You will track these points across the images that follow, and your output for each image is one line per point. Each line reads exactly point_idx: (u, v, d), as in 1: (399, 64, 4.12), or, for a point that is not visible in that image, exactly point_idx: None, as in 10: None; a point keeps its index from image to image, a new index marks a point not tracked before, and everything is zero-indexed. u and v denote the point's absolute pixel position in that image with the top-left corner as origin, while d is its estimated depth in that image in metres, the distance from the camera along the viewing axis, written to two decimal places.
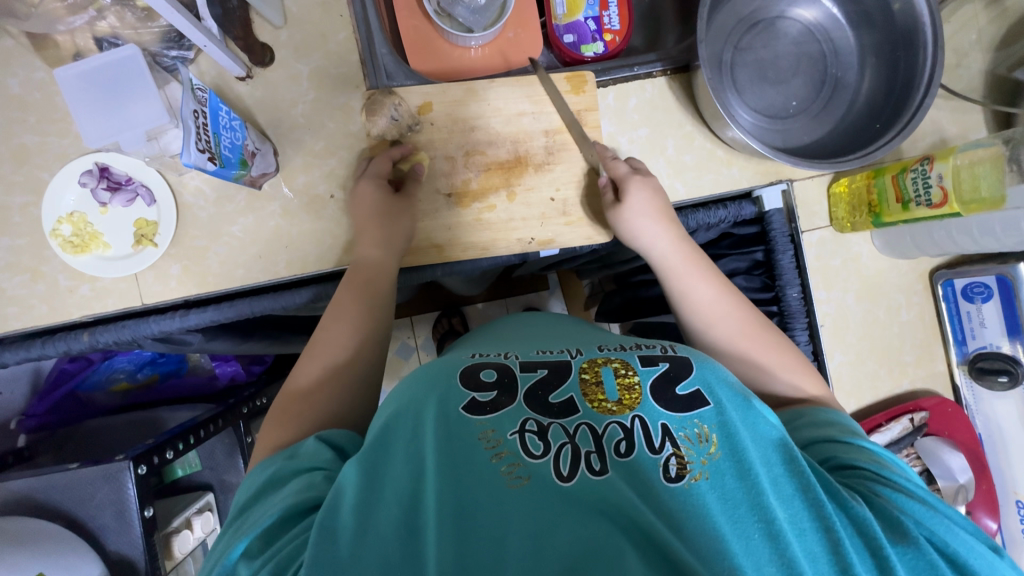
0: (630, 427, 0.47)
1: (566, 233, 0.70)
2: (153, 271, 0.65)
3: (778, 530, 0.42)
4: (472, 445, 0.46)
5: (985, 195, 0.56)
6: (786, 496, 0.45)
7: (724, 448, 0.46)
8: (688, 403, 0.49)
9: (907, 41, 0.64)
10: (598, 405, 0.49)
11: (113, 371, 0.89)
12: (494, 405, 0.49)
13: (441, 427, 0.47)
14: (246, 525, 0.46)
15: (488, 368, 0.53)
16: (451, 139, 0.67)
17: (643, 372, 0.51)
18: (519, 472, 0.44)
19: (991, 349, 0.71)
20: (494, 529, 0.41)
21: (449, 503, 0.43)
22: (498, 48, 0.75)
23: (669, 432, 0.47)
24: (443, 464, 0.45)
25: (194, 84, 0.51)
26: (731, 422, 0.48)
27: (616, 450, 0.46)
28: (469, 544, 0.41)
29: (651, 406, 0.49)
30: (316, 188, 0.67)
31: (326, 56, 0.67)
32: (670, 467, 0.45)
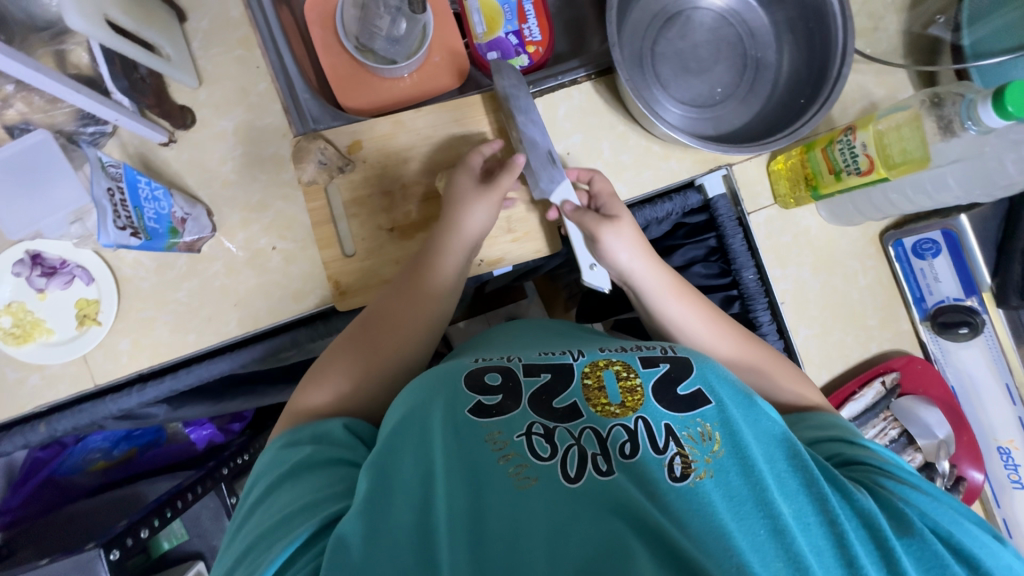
0: (634, 427, 0.47)
1: (514, 250, 0.69)
2: (101, 350, 0.64)
3: (784, 525, 0.42)
4: (479, 448, 0.46)
5: (911, 156, 0.56)
6: (791, 492, 0.45)
7: (728, 446, 0.46)
8: (690, 402, 0.48)
9: (817, 14, 0.64)
10: (602, 408, 0.48)
11: (88, 452, 0.86)
12: (500, 408, 0.49)
13: (448, 432, 0.47)
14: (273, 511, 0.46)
15: (492, 372, 0.52)
16: (385, 173, 0.67)
17: (644, 374, 0.50)
18: (527, 474, 0.44)
19: (950, 302, 0.71)
20: (506, 534, 0.41)
21: (463, 511, 0.43)
22: (426, 73, 0.77)
23: (672, 432, 0.46)
24: (454, 469, 0.45)
25: (105, 161, 0.50)
26: (734, 419, 0.47)
27: (621, 452, 0.46)
28: (482, 549, 0.41)
29: (653, 406, 0.48)
30: (257, 242, 0.66)
31: (247, 108, 0.66)
32: (675, 467, 0.44)
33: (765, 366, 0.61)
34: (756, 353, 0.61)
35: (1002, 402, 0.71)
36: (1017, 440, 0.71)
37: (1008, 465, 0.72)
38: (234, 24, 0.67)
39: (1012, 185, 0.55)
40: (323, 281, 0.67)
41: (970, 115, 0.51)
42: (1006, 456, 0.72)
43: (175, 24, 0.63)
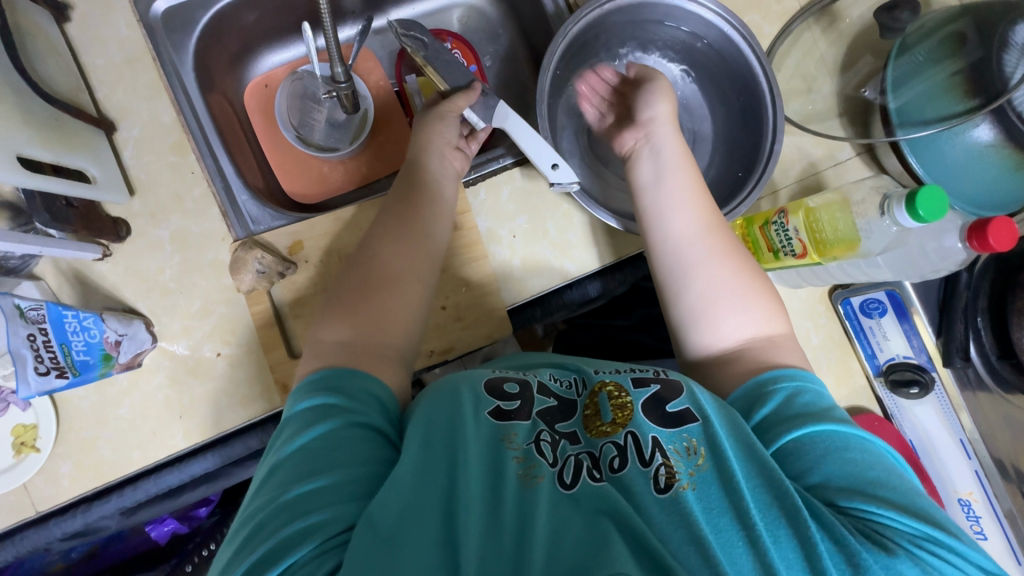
0: (623, 443, 0.51)
1: (464, 337, 0.69)
2: (41, 476, 0.62)
3: (758, 537, 0.45)
4: (500, 448, 0.50)
5: (842, 236, 0.56)
6: (762, 505, 0.47)
7: (712, 460, 0.49)
8: (677, 420, 0.51)
9: (747, 92, 0.65)
10: (596, 431, 0.53)
11: (45, 558, 0.84)
12: (517, 413, 0.53)
13: (476, 430, 0.51)
14: (299, 475, 0.46)
15: (511, 382, 0.56)
16: (328, 271, 0.66)
17: (635, 393, 0.54)
18: (536, 474, 0.48)
19: (900, 359, 0.72)
20: (518, 527, 0.44)
21: (482, 503, 0.46)
22: (371, 155, 0.78)
23: (659, 445, 0.50)
24: (475, 467, 0.48)
25: (23, 306, 0.51)
26: (718, 435, 0.50)
27: (610, 466, 0.50)
28: (496, 539, 0.44)
29: (641, 420, 0.52)
30: (201, 349, 0.65)
31: (183, 215, 0.66)
32: (659, 479, 0.48)
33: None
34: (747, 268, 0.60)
35: (958, 456, 0.72)
36: (975, 492, 0.72)
37: (970, 516, 0.72)
38: (167, 129, 0.66)
39: (937, 270, 0.60)
40: (270, 385, 0.65)
41: (885, 210, 0.53)
42: (967, 508, 0.72)
43: (102, 139, 0.63)
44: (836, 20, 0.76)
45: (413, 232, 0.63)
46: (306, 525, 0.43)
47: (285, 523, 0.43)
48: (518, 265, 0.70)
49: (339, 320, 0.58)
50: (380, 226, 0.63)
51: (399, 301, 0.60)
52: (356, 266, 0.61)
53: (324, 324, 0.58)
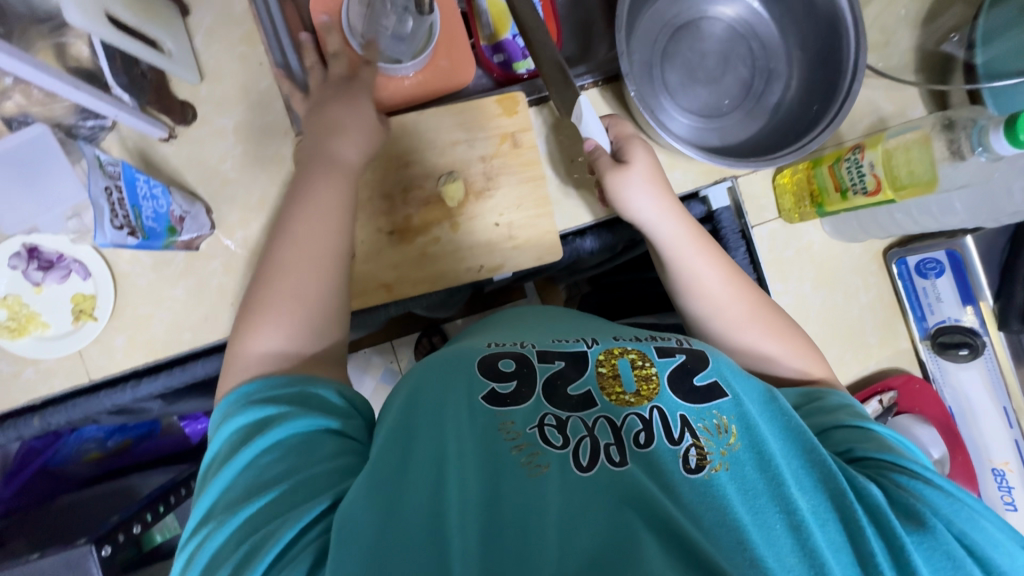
0: (649, 417, 0.50)
1: (514, 256, 0.69)
2: (97, 346, 0.63)
3: (799, 519, 0.46)
4: (493, 436, 0.49)
5: (918, 178, 0.55)
6: (806, 487, 0.48)
7: (744, 440, 0.49)
8: (706, 395, 0.52)
9: (828, 28, 0.63)
10: (616, 397, 0.52)
11: (83, 442, 0.87)
12: (514, 396, 0.52)
13: (467, 418, 0.51)
14: (265, 485, 0.47)
15: (506, 359, 0.55)
16: (387, 177, 0.67)
17: (659, 364, 0.54)
18: (539, 462, 0.48)
19: (951, 322, 0.71)
20: (518, 517, 0.45)
21: (476, 493, 0.46)
22: (430, 76, 0.72)
23: (687, 423, 0.50)
24: (468, 457, 0.48)
25: (102, 160, 0.50)
26: (748, 414, 0.51)
27: (635, 441, 0.49)
28: (496, 529, 0.44)
29: (668, 396, 0.51)
30: (255, 241, 0.65)
31: (249, 107, 0.66)
32: (690, 459, 0.48)
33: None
34: (768, 316, 0.63)
35: (999, 424, 0.72)
36: (1012, 462, 0.71)
37: (1001, 486, 0.72)
38: (238, 20, 0.66)
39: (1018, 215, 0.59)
40: None
41: (980, 142, 0.51)
42: (1000, 477, 0.72)
43: (177, 20, 0.63)
44: None
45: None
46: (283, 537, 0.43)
47: (252, 546, 0.43)
48: (573, 191, 0.70)
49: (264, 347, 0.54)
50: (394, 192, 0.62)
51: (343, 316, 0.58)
52: (270, 265, 0.57)
53: (258, 325, 0.54)
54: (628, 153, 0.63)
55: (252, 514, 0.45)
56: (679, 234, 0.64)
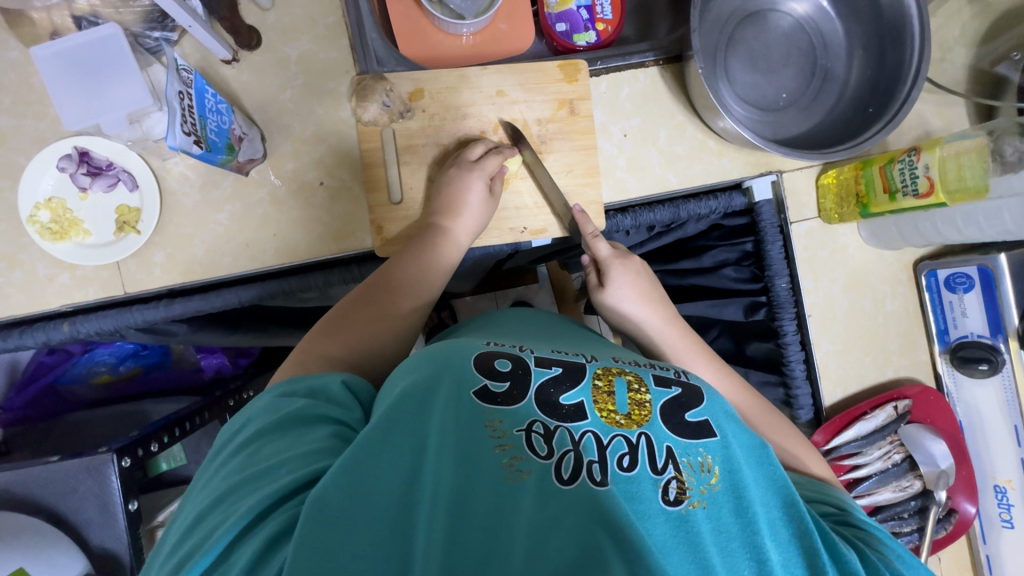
0: (635, 442, 0.42)
1: (558, 223, 0.69)
2: (136, 260, 0.63)
3: (769, 572, 0.38)
4: (477, 431, 0.41)
5: (967, 184, 0.57)
6: (783, 540, 0.41)
7: (726, 482, 0.41)
8: (696, 431, 0.43)
9: (894, 34, 0.65)
10: (606, 416, 0.43)
11: (94, 364, 0.85)
12: (506, 397, 0.44)
13: (449, 409, 0.43)
14: (255, 463, 0.43)
15: (503, 358, 0.47)
16: (442, 127, 0.67)
17: (655, 392, 0.46)
18: (521, 467, 0.39)
19: (973, 338, 0.73)
20: (487, 524, 0.37)
21: (448, 490, 0.38)
22: (486, 38, 0.72)
23: (673, 456, 0.41)
24: (447, 448, 0.41)
25: (179, 65, 0.50)
26: (737, 457, 0.43)
27: (618, 464, 0.40)
28: (461, 536, 0.36)
29: (658, 426, 0.43)
30: (305, 174, 0.65)
31: (314, 39, 0.66)
32: (669, 490, 0.40)
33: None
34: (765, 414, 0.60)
35: (1007, 443, 0.73)
36: (1015, 481, 0.73)
37: (1001, 503, 0.75)
38: None
39: None
40: (365, 225, 0.67)
41: None
42: (1001, 494, 0.74)
43: None
44: None
45: (466, 208, 0.63)
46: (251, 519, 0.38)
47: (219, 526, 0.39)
48: (622, 165, 0.71)
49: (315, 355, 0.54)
50: (433, 204, 0.64)
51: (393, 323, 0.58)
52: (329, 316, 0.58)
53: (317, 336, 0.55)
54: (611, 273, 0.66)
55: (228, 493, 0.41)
56: (669, 338, 0.64)
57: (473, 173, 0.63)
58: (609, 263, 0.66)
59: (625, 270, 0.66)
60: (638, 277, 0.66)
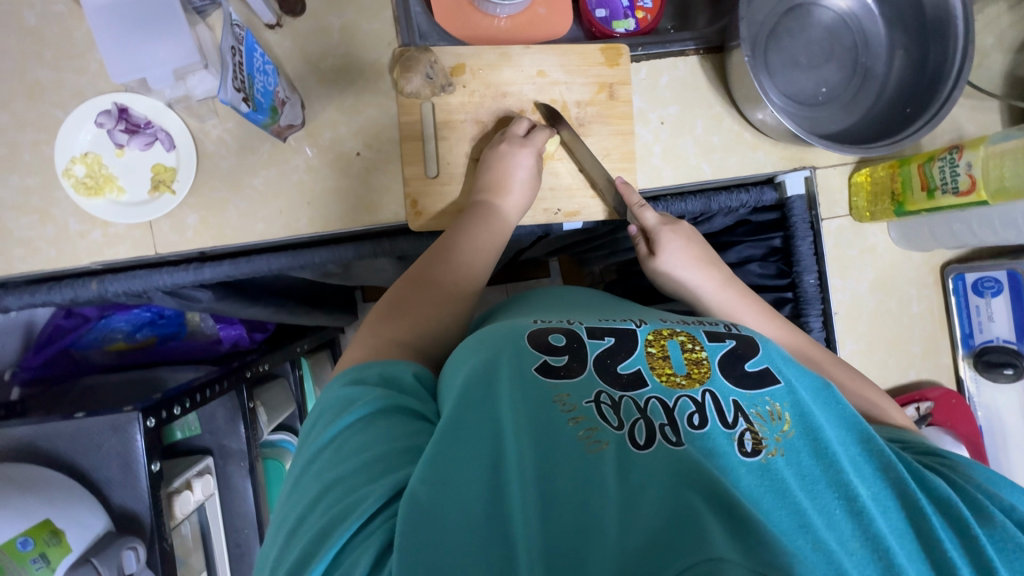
0: (701, 400, 0.45)
1: (591, 207, 0.69)
2: (169, 221, 0.62)
3: (859, 506, 0.40)
4: (548, 407, 0.45)
5: (1009, 184, 0.57)
6: (865, 474, 0.43)
7: (798, 426, 0.44)
8: (758, 380, 0.47)
9: (937, 34, 0.65)
10: (666, 379, 0.47)
11: (110, 330, 0.85)
12: (567, 370, 0.48)
13: (517, 389, 0.46)
14: (340, 455, 0.44)
15: (556, 333, 0.51)
16: (482, 104, 0.66)
17: (710, 348, 0.50)
18: (598, 439, 0.42)
19: (999, 342, 0.73)
20: (577, 497, 0.39)
21: (534, 465, 0.41)
22: (523, 22, 0.72)
23: (740, 408, 0.45)
24: (524, 428, 0.43)
25: (233, 20, 0.50)
26: (803, 401, 0.46)
27: (689, 422, 0.44)
28: (556, 510, 0.39)
29: (720, 381, 0.47)
30: (343, 144, 0.65)
31: (358, 10, 0.65)
32: (745, 442, 0.42)
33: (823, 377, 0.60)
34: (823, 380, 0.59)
35: None
36: None
37: None
38: None
39: None
40: (400, 199, 0.66)
41: None
42: None
43: None
44: None
45: (514, 184, 0.63)
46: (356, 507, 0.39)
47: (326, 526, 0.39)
48: (658, 152, 0.71)
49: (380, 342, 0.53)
50: (479, 181, 0.64)
51: (453, 300, 0.58)
52: (386, 301, 0.57)
53: (380, 322, 0.55)
54: (661, 243, 0.65)
55: (322, 486, 0.42)
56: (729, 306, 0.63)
57: (524, 149, 0.63)
58: (658, 231, 0.65)
59: (676, 237, 0.66)
60: (690, 246, 0.65)
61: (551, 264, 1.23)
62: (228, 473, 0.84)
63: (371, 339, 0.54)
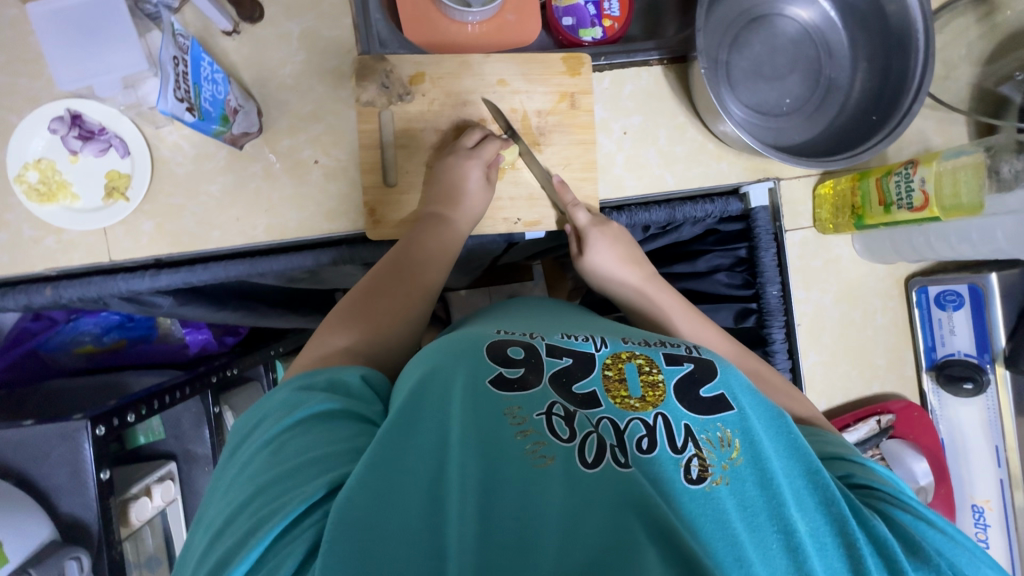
0: (652, 423, 0.43)
1: (551, 216, 0.69)
2: (123, 227, 0.62)
3: (797, 542, 0.39)
4: (499, 421, 0.43)
5: (962, 202, 0.57)
6: (807, 508, 0.42)
7: (747, 455, 0.42)
8: (711, 406, 0.45)
9: (900, 47, 0.65)
10: (621, 401, 0.45)
11: (78, 333, 0.83)
12: (522, 382, 0.46)
13: (469, 399, 0.44)
14: (281, 459, 0.43)
15: (515, 346, 0.49)
16: (441, 113, 0.66)
17: (667, 371, 0.47)
18: (544, 453, 0.41)
19: (960, 356, 0.73)
20: (517, 512, 0.38)
21: (476, 477, 0.39)
22: (493, 27, 0.71)
23: (691, 433, 0.43)
24: (470, 438, 0.41)
25: (176, 30, 0.50)
26: (755, 429, 0.44)
27: (637, 446, 0.42)
28: (493, 523, 0.37)
29: (674, 405, 0.45)
30: (300, 152, 0.65)
31: (317, 17, 0.65)
32: (691, 469, 0.41)
33: (775, 391, 0.60)
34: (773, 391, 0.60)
35: (987, 462, 0.73)
36: (992, 501, 0.73)
37: (977, 523, 0.75)
38: None
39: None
40: (358, 207, 0.66)
41: None
42: (978, 514, 0.75)
43: None
44: (995, 11, 0.74)
45: (465, 195, 0.63)
46: (288, 512, 0.39)
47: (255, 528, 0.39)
48: (620, 162, 0.71)
49: (327, 349, 0.53)
50: (431, 193, 0.64)
51: (405, 307, 0.58)
52: (337, 309, 0.57)
53: (328, 330, 0.55)
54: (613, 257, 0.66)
55: (255, 489, 0.41)
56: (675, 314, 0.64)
57: (471, 160, 0.62)
58: (589, 231, 0.66)
59: (625, 251, 0.67)
60: (635, 258, 0.67)
61: (534, 267, 1.16)
62: (192, 477, 0.84)
63: (319, 346, 0.54)
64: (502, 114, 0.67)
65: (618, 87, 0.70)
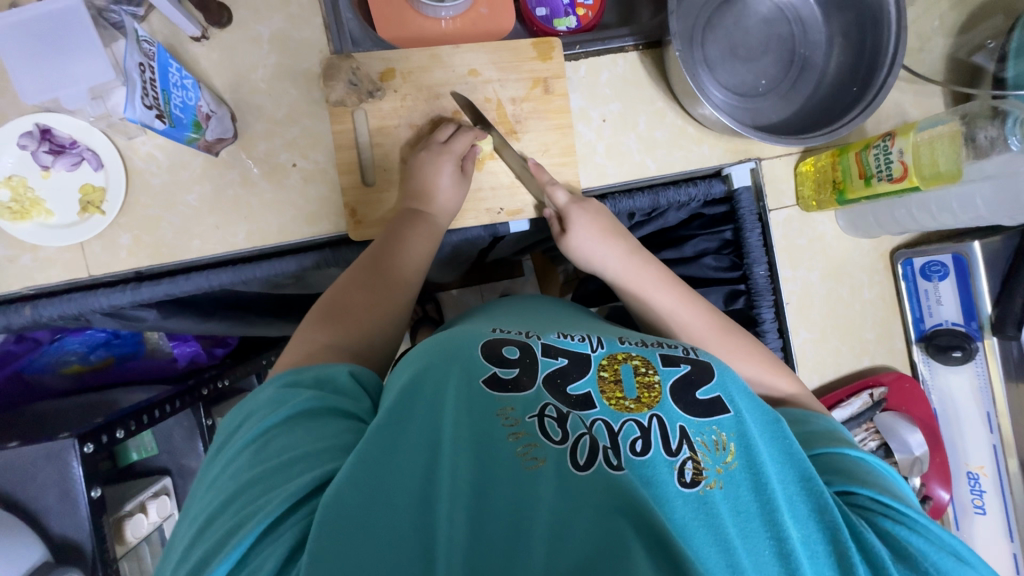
0: (647, 425, 0.43)
1: (534, 208, 0.69)
2: (101, 241, 0.61)
3: (789, 548, 0.40)
4: (490, 421, 0.43)
5: (942, 170, 0.57)
6: (800, 515, 0.42)
7: (742, 459, 0.43)
8: (708, 408, 0.45)
9: (872, 21, 0.65)
10: (615, 402, 0.45)
11: (64, 353, 0.83)
12: (516, 383, 0.46)
13: (462, 400, 0.44)
14: (267, 457, 0.42)
15: (510, 346, 0.49)
16: (417, 108, 0.66)
17: (664, 371, 0.47)
18: (536, 455, 0.41)
19: (948, 325, 0.73)
20: (506, 512, 0.38)
21: (466, 478, 0.39)
22: (468, 21, 0.70)
23: (686, 435, 0.43)
24: (461, 441, 0.41)
25: (140, 36, 0.49)
26: (751, 433, 0.44)
27: (632, 449, 0.42)
28: (482, 523, 0.37)
29: (669, 405, 0.45)
30: (277, 156, 0.64)
31: (287, 18, 0.64)
32: (685, 472, 0.41)
33: (764, 370, 0.60)
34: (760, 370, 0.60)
35: (979, 428, 0.74)
36: (987, 467, 0.75)
37: (973, 489, 0.76)
38: None
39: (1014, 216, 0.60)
40: (339, 209, 0.65)
41: (1015, 132, 0.53)
42: (973, 481, 0.76)
43: None
44: None
45: (438, 191, 0.62)
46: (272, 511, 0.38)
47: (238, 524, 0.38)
48: (601, 150, 0.70)
49: (308, 347, 0.53)
50: (407, 190, 0.63)
51: (387, 304, 0.58)
52: (317, 307, 0.57)
53: (309, 328, 0.54)
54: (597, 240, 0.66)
55: (240, 485, 0.41)
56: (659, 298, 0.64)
57: (446, 157, 0.62)
58: (569, 210, 0.65)
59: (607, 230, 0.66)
60: (608, 227, 0.65)
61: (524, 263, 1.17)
62: (188, 492, 0.83)
63: (300, 345, 0.53)
64: (474, 105, 0.65)
65: (595, 74, 0.70)
